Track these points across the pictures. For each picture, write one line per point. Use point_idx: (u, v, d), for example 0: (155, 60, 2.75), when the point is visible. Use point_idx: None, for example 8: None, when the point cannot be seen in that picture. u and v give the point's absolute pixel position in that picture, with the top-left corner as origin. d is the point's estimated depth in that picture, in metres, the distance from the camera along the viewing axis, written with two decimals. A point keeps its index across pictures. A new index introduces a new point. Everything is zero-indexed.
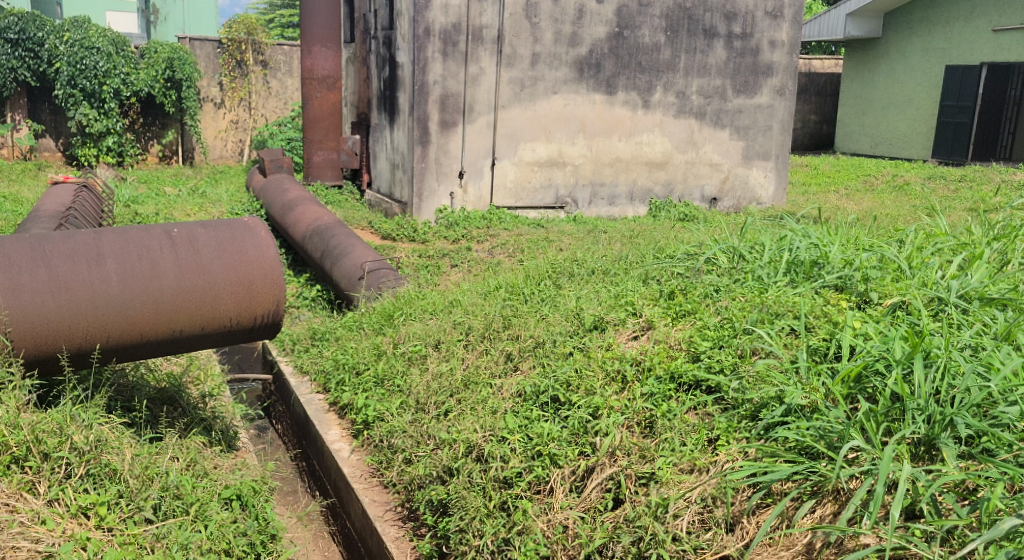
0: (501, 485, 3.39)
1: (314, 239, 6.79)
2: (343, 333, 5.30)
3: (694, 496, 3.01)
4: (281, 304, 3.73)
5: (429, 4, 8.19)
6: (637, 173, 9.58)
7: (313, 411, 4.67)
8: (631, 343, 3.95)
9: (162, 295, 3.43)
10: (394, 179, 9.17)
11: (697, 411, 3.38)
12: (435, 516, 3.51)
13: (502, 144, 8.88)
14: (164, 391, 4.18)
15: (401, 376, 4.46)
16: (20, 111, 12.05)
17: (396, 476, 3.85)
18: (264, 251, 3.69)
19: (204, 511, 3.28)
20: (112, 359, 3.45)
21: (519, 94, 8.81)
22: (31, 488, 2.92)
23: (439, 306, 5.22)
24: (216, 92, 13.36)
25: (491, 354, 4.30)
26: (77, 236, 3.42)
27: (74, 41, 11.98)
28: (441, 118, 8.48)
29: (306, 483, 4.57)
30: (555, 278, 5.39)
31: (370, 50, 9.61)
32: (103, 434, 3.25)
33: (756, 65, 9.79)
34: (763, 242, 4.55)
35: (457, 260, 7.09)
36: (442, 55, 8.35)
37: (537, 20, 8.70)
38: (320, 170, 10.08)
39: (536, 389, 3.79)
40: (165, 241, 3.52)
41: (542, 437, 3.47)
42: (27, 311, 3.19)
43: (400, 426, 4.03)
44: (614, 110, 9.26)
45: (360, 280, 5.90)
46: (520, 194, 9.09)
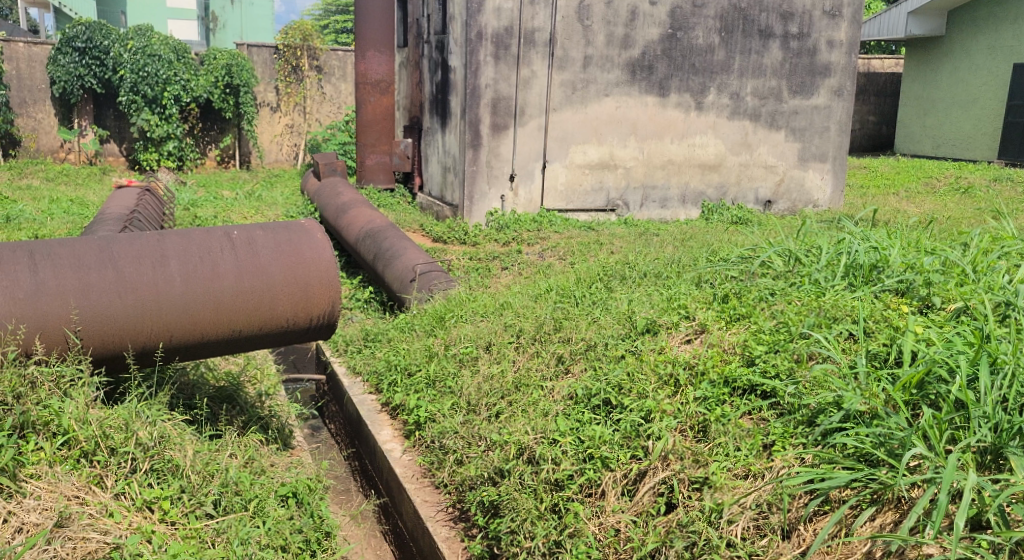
0: (552, 488, 3.39)
1: (367, 241, 6.88)
2: (396, 335, 5.36)
3: (748, 502, 2.98)
4: (336, 305, 3.78)
5: (481, 8, 8.25)
6: (689, 175, 9.50)
7: (366, 412, 4.73)
8: (684, 346, 3.93)
9: (223, 296, 3.51)
10: (445, 182, 9.23)
11: (752, 416, 3.36)
12: (487, 517, 3.52)
13: (553, 146, 8.88)
14: (223, 390, 4.28)
15: (453, 378, 4.49)
16: (86, 117, 12.45)
17: (448, 476, 3.88)
18: (321, 252, 3.76)
19: (262, 507, 3.35)
20: (175, 358, 3.55)
21: (571, 97, 8.81)
22: (99, 481, 3.01)
23: (490, 308, 5.25)
24: (272, 97, 13.62)
25: (542, 355, 4.31)
26: (142, 238, 3.52)
27: (138, 49, 12.31)
28: (492, 121, 8.53)
29: (358, 483, 4.63)
30: (606, 281, 5.38)
31: (423, 54, 9.70)
32: (166, 431, 3.33)
33: (814, 65, 9.63)
34: (820, 245, 4.47)
35: (507, 263, 7.12)
36: (494, 58, 8.39)
37: (589, 22, 8.68)
38: (372, 173, 10.24)
39: (588, 392, 3.78)
40: (225, 243, 3.61)
41: (594, 439, 3.46)
42: (95, 311, 3.30)
43: (452, 426, 4.05)
44: (667, 112, 9.20)
45: (411, 282, 5.96)
46: (571, 197, 9.09)
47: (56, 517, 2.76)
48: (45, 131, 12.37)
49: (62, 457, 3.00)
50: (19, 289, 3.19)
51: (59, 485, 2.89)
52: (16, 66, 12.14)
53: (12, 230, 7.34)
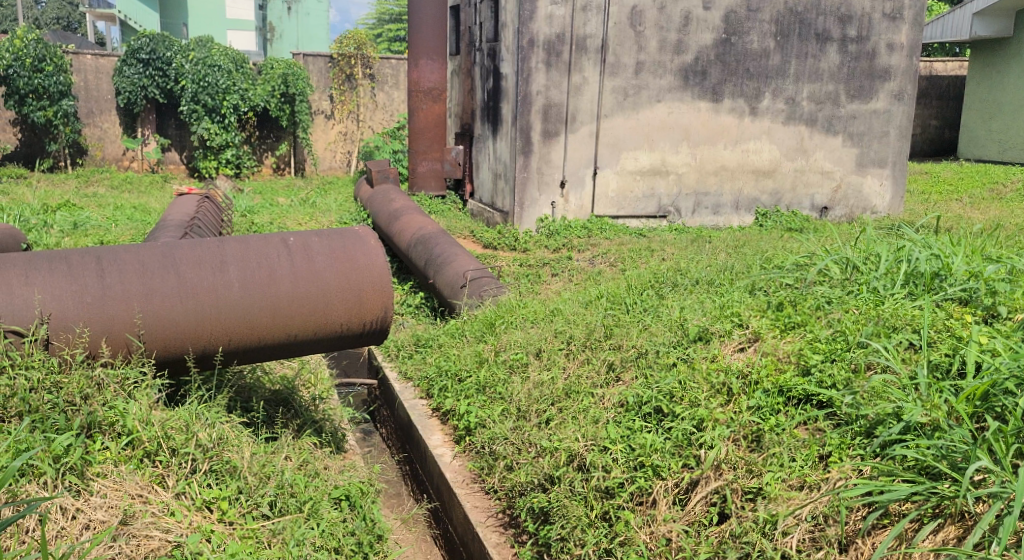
0: (603, 495, 3.38)
1: (419, 248, 6.94)
2: (446, 340, 5.40)
3: (804, 514, 2.94)
4: (389, 311, 3.82)
5: (533, 16, 8.28)
6: (743, 181, 9.39)
7: (417, 416, 4.77)
8: (737, 354, 3.88)
9: (280, 301, 3.58)
10: (496, 189, 9.27)
11: (807, 426, 3.30)
12: (537, 523, 3.53)
13: (605, 152, 8.86)
14: (279, 393, 4.36)
15: (503, 384, 4.50)
16: (149, 126, 12.83)
17: (498, 482, 3.90)
18: (374, 259, 3.81)
19: (317, 509, 3.41)
20: (233, 361, 3.63)
21: (623, 103, 8.77)
22: (161, 481, 3.10)
23: (541, 314, 5.26)
24: (326, 105, 13.84)
25: (593, 362, 4.30)
26: (203, 244, 3.61)
27: (199, 60, 12.63)
28: (543, 127, 8.54)
29: (410, 487, 4.67)
30: (657, 288, 5.35)
31: (475, 61, 9.76)
32: (224, 433, 3.41)
33: (873, 69, 9.45)
34: (879, 252, 4.37)
35: (558, 269, 7.12)
36: (546, 65, 8.41)
37: (642, 28, 8.64)
38: (425, 180, 10.30)
39: (639, 399, 3.76)
40: (282, 249, 3.68)
41: (645, 447, 3.43)
42: (157, 315, 3.39)
43: (502, 432, 4.06)
44: (720, 118, 9.11)
45: (462, 288, 6.00)
46: (622, 203, 9.06)
47: (121, 515, 2.84)
48: (111, 141, 12.78)
49: (127, 457, 3.09)
50: (87, 293, 3.30)
51: (124, 484, 2.97)
52: (84, 77, 12.57)
53: (79, 235, 7.60)
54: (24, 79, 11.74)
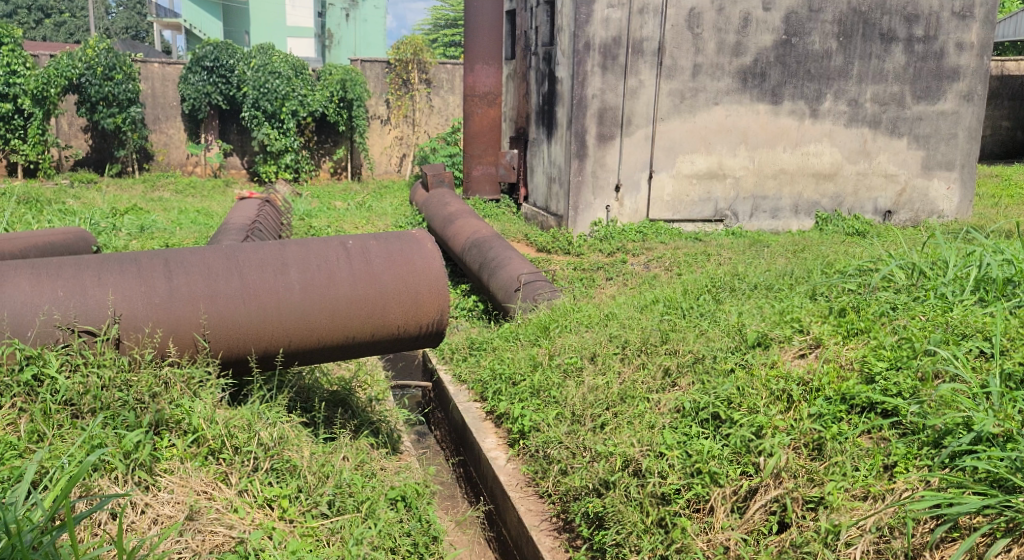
0: (658, 501, 3.35)
1: (473, 251, 6.98)
2: (501, 343, 5.41)
3: (868, 525, 2.89)
4: (445, 313, 3.85)
5: (590, 19, 8.25)
6: (803, 185, 9.23)
7: (471, 419, 4.79)
8: (797, 361, 3.82)
9: (339, 303, 3.63)
10: (550, 193, 9.27)
11: (871, 436, 3.24)
12: (591, 528, 3.52)
13: (660, 156, 8.79)
14: (336, 394, 4.42)
15: (557, 388, 4.48)
16: (212, 132, 13.16)
17: (552, 486, 3.90)
18: (431, 262, 3.84)
19: (374, 509, 3.45)
20: (294, 362, 3.70)
21: (679, 106, 8.70)
22: (225, 478, 3.17)
23: (595, 319, 5.23)
24: (383, 110, 14.00)
25: (648, 367, 4.26)
26: (265, 247, 3.69)
27: (260, 67, 12.89)
28: (599, 131, 8.52)
29: (464, 489, 4.68)
30: (714, 293, 5.29)
31: (531, 65, 9.77)
32: (285, 432, 3.49)
33: (940, 69, 9.20)
34: (947, 257, 4.26)
35: (612, 273, 7.08)
36: (602, 68, 8.39)
37: (700, 30, 8.56)
38: (479, 184, 10.33)
39: (696, 405, 3.71)
40: (341, 252, 3.74)
41: (702, 453, 3.39)
42: (221, 316, 3.47)
43: (557, 436, 4.05)
44: (779, 120, 8.97)
45: (516, 292, 6.02)
46: (677, 207, 8.98)
47: (187, 510, 2.91)
48: (176, 146, 13.15)
49: (193, 453, 3.17)
50: (155, 294, 3.39)
51: (190, 480, 3.05)
52: (152, 85, 12.94)
53: (146, 238, 7.83)
54: (95, 87, 12.12)
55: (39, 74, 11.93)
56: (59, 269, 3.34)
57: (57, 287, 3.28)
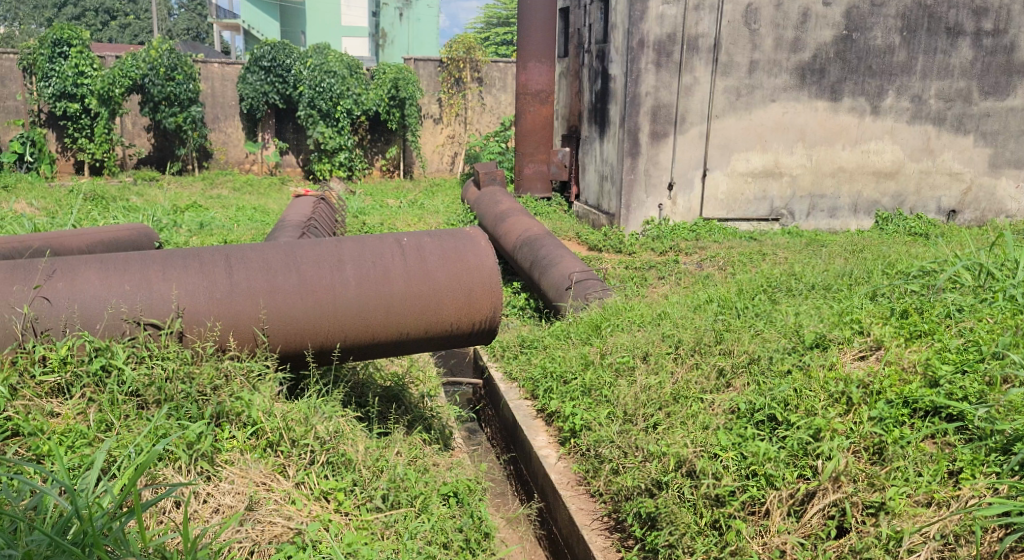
0: (712, 503, 3.32)
1: (524, 249, 6.98)
2: (552, 341, 5.41)
3: (932, 532, 2.83)
4: (498, 311, 3.86)
5: (644, 15, 8.17)
6: (862, 183, 9.04)
7: (522, 417, 4.80)
8: (857, 363, 3.74)
9: (394, 299, 3.67)
10: (602, 191, 9.22)
11: (935, 440, 3.16)
12: (644, 529, 3.50)
13: (715, 153, 8.68)
14: (389, 390, 4.47)
15: (609, 387, 4.46)
16: (268, 131, 13.40)
17: (604, 485, 3.88)
18: (484, 259, 3.86)
19: (427, 504, 3.48)
20: (350, 357, 3.75)
21: (735, 103, 8.58)
22: (283, 470, 3.23)
23: (648, 318, 5.19)
24: (435, 109, 14.08)
25: (702, 368, 4.21)
26: (322, 244, 3.74)
27: (316, 66, 13.10)
28: (652, 128, 8.43)
29: (514, 487, 4.69)
30: (770, 294, 5.21)
31: (584, 63, 9.73)
32: (340, 427, 3.54)
33: (1009, 64, 8.93)
34: (1016, 258, 4.15)
35: (664, 272, 7.02)
36: (656, 65, 8.30)
37: (757, 26, 8.42)
38: (530, 183, 10.34)
39: (752, 406, 3.67)
40: (396, 249, 3.77)
41: (757, 455, 3.34)
42: (279, 311, 3.53)
43: (608, 436, 4.03)
44: (838, 118, 8.80)
45: (567, 290, 6.00)
46: (732, 206, 8.86)
47: (248, 500, 2.98)
48: (234, 145, 13.41)
49: (252, 446, 3.24)
50: (217, 289, 3.46)
51: (249, 472, 3.12)
52: (211, 85, 13.22)
53: (206, 235, 7.99)
54: (158, 87, 12.41)
55: (105, 75, 12.28)
56: (126, 264, 3.42)
57: (124, 281, 3.37)
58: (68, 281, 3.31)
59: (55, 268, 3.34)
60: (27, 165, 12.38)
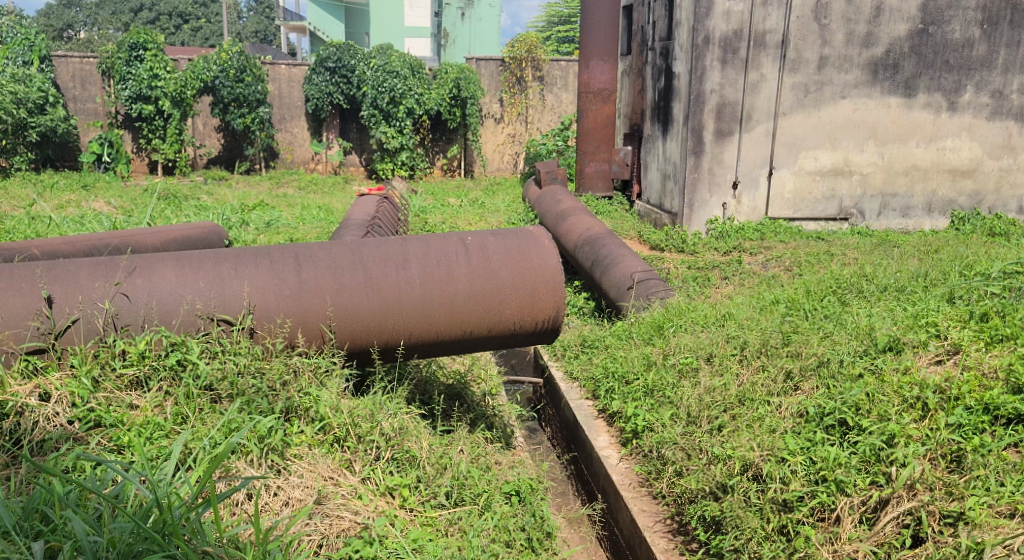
0: (780, 508, 3.24)
1: (586, 248, 6.95)
2: (613, 341, 5.36)
3: (1015, 545, 2.75)
4: (561, 311, 3.85)
5: (710, 12, 8.04)
6: (937, 182, 8.80)
7: (583, 417, 4.77)
8: (933, 367, 3.66)
9: (457, 297, 3.69)
10: (665, 190, 9.12)
11: (1018, 449, 3.12)
12: (708, 533, 3.44)
13: (782, 152, 8.50)
14: (452, 387, 4.51)
15: (672, 388, 4.39)
16: (333, 131, 13.64)
17: (667, 488, 3.83)
18: (548, 258, 3.85)
19: (489, 502, 3.49)
20: (414, 354, 3.79)
21: (803, 100, 8.39)
22: (349, 465, 3.29)
23: (712, 319, 5.12)
24: (496, 108, 14.12)
25: (768, 370, 4.12)
26: (387, 243, 3.78)
27: (379, 67, 13.25)
28: (716, 127, 8.30)
29: (575, 487, 4.67)
30: (841, 294, 5.09)
31: (647, 60, 9.64)
32: (405, 423, 3.58)
33: None
34: None
35: (728, 272, 6.92)
36: (721, 63, 8.17)
37: (828, 21, 8.22)
38: (592, 181, 10.38)
39: (821, 410, 3.58)
40: (460, 248, 3.79)
41: (828, 460, 3.27)
42: (346, 308, 3.58)
43: (672, 437, 3.96)
44: (912, 114, 8.56)
45: (629, 289, 5.95)
46: (799, 205, 8.68)
47: (316, 494, 3.03)
48: (299, 145, 13.69)
49: (320, 441, 3.31)
50: (286, 286, 3.53)
51: (317, 466, 3.17)
52: (279, 86, 13.50)
53: (272, 233, 8.16)
54: (228, 89, 12.71)
55: (178, 78, 12.62)
56: (200, 262, 3.49)
57: (199, 277, 3.44)
58: (146, 277, 3.39)
59: (134, 266, 3.42)
60: (104, 165, 12.83)
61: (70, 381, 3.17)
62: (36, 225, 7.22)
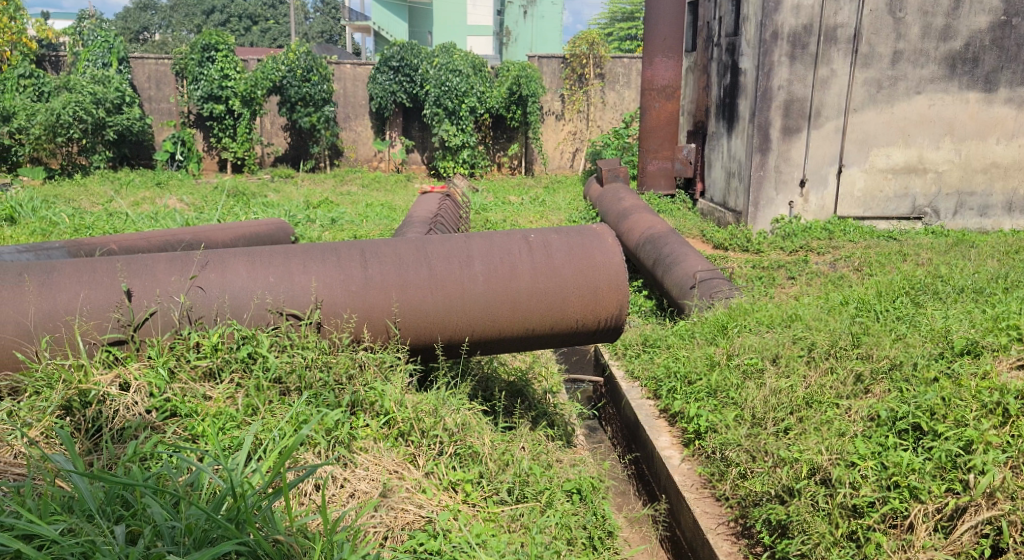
0: (850, 514, 3.16)
1: (648, 247, 6.88)
2: (675, 341, 5.30)
3: None
4: (624, 310, 3.81)
5: (779, 6, 7.88)
6: (1017, 180, 8.50)
7: (645, 417, 4.73)
8: (1013, 372, 3.55)
9: (519, 295, 3.69)
10: (729, 188, 8.98)
11: None
12: (773, 537, 3.36)
13: (853, 149, 8.28)
14: (514, 385, 4.52)
15: (736, 388, 4.32)
16: (396, 129, 13.80)
17: (730, 490, 3.76)
18: (612, 256, 3.82)
19: (551, 499, 3.49)
20: (477, 351, 3.81)
21: (876, 96, 8.16)
22: (414, 459, 3.33)
23: (778, 319, 5.02)
24: (558, 105, 14.09)
25: (838, 372, 4.03)
26: (452, 240, 3.80)
27: (442, 66, 13.31)
28: (784, 124, 8.14)
29: (636, 487, 4.63)
30: (914, 296, 4.96)
31: (713, 57, 9.50)
32: (467, 419, 3.60)
33: None
34: None
35: (795, 272, 6.78)
36: (790, 58, 8.00)
37: (903, 14, 7.99)
38: (654, 179, 10.29)
39: (893, 414, 3.49)
40: (524, 246, 3.78)
41: (900, 466, 3.19)
42: (411, 305, 3.61)
43: (735, 438, 3.89)
44: (992, 110, 8.28)
45: (691, 288, 5.89)
46: (870, 203, 8.45)
47: (381, 487, 3.06)
48: (363, 143, 13.89)
49: (385, 434, 3.35)
50: (352, 282, 3.57)
51: (383, 459, 3.22)
52: (344, 85, 13.72)
53: (337, 230, 8.29)
54: (295, 89, 12.95)
55: (248, 78, 12.90)
56: (270, 257, 3.57)
57: (269, 273, 3.52)
58: (219, 272, 3.47)
59: (208, 260, 3.51)
60: (177, 163, 13.22)
61: (147, 371, 3.26)
62: (113, 221, 7.48)
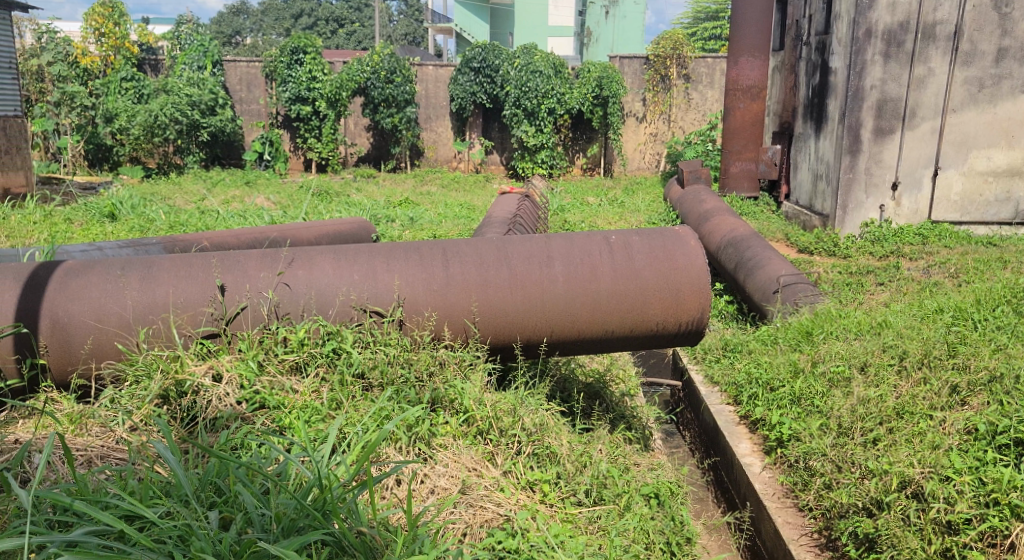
0: (944, 530, 3.05)
1: (729, 250, 6.76)
2: (757, 346, 5.16)
3: None
4: (706, 313, 3.75)
5: (874, 3, 7.62)
6: None
7: (724, 422, 4.64)
8: None
9: (599, 296, 3.66)
10: (816, 190, 8.73)
11: None
12: (860, 550, 3.24)
13: (950, 151, 7.95)
14: (591, 387, 4.49)
15: (822, 397, 4.18)
16: (476, 130, 13.91)
17: (814, 500, 3.64)
18: (694, 259, 3.76)
19: (629, 503, 3.45)
20: (556, 351, 3.80)
21: (977, 95, 7.83)
22: (492, 458, 3.34)
23: (866, 326, 4.85)
24: (639, 107, 13.95)
25: (931, 383, 3.88)
26: (532, 240, 3.80)
27: (523, 66, 13.31)
28: (876, 124, 7.86)
29: (715, 494, 4.55)
30: (1014, 305, 4.73)
31: (801, 56, 9.25)
32: (545, 420, 3.59)
33: None
34: None
35: (885, 277, 6.57)
36: (884, 56, 7.74)
37: (1008, 10, 7.67)
38: (737, 181, 10.08)
39: (992, 428, 3.36)
40: (605, 247, 3.76)
41: (1000, 482, 3.06)
42: (490, 305, 3.62)
43: (821, 448, 3.76)
44: None
45: (775, 293, 5.75)
46: (968, 207, 8.11)
47: (460, 484, 3.08)
48: (443, 143, 14.06)
49: (464, 432, 3.37)
50: (434, 281, 3.61)
51: (462, 457, 3.23)
52: (426, 87, 13.91)
53: (417, 229, 8.39)
54: (379, 90, 13.17)
55: (334, 80, 13.18)
56: (355, 256, 3.63)
57: (354, 270, 3.58)
58: (307, 270, 3.55)
59: (296, 257, 3.60)
60: (265, 163, 13.61)
61: (238, 364, 3.35)
62: (205, 219, 7.74)
